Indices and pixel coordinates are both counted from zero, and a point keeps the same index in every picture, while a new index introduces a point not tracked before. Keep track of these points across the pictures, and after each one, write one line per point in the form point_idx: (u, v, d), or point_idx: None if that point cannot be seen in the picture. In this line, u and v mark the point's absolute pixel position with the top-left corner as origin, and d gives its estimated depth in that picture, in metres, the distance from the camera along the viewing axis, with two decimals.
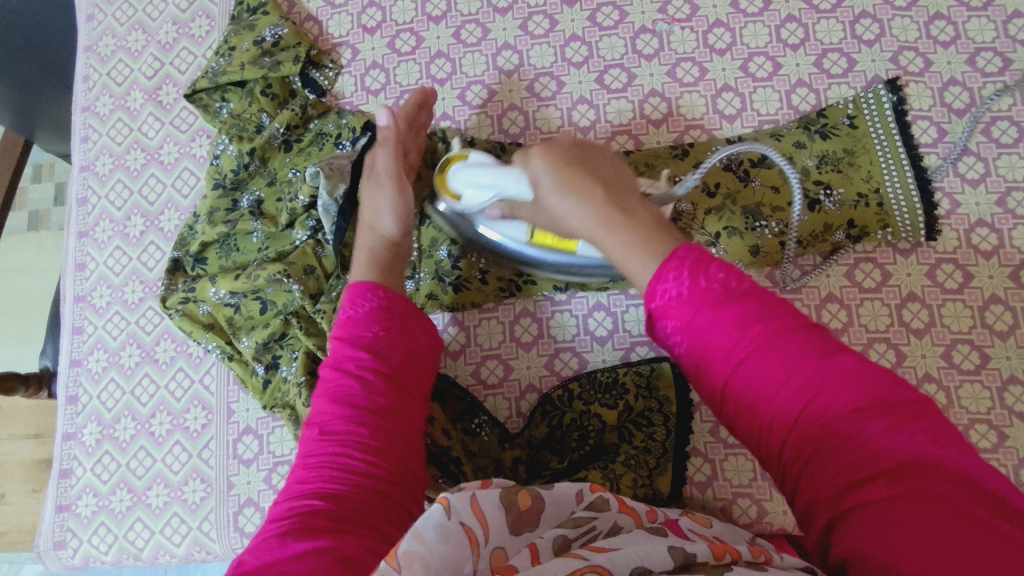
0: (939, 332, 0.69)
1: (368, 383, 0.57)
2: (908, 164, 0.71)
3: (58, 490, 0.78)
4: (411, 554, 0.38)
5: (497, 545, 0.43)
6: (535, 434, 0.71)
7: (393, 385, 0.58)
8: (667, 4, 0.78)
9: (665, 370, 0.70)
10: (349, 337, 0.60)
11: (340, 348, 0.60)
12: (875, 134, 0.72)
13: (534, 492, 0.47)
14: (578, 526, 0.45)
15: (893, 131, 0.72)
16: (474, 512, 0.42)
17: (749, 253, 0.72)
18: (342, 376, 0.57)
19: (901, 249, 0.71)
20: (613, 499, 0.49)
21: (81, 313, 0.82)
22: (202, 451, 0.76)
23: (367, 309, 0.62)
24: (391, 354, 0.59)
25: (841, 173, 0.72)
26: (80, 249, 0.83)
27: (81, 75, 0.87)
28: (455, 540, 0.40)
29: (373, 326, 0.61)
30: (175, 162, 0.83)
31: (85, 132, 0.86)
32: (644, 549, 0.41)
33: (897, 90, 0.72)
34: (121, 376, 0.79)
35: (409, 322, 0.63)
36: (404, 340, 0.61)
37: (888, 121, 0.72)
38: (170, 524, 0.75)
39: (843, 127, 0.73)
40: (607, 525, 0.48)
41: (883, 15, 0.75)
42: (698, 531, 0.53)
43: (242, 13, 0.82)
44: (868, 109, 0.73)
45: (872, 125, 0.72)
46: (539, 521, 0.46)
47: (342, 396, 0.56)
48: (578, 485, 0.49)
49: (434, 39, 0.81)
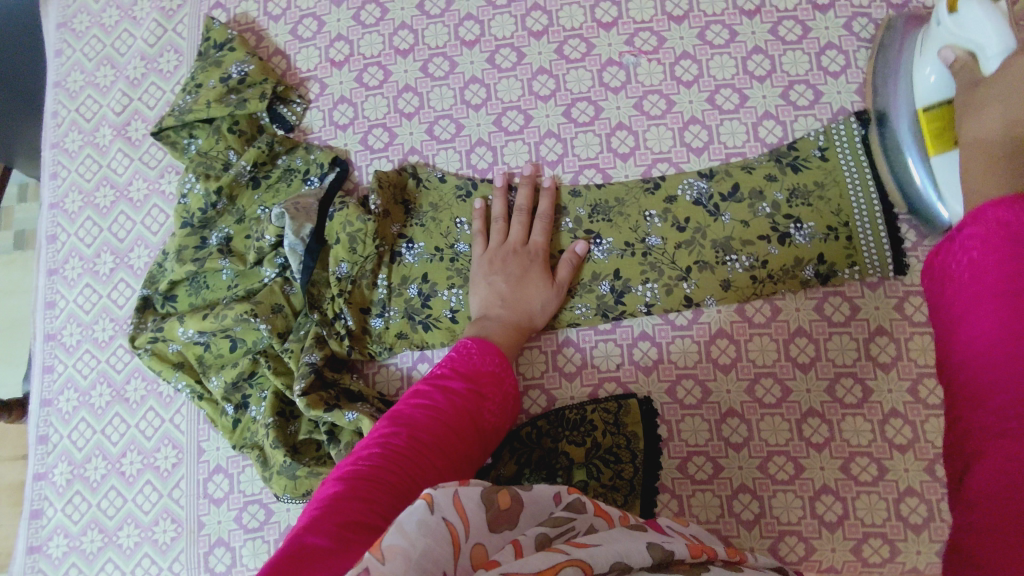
0: (905, 366, 0.69)
1: (456, 424, 0.58)
2: (875, 189, 0.71)
3: (30, 530, 0.78)
4: (394, 547, 0.39)
5: (479, 541, 0.43)
6: (503, 472, 0.70)
7: (474, 435, 0.60)
8: (634, 36, 0.78)
9: (633, 406, 0.70)
10: (460, 374, 0.62)
11: (455, 378, 0.61)
12: (846, 168, 0.72)
13: (514, 491, 0.46)
14: (556, 525, 0.45)
15: (865, 166, 0.72)
16: (456, 508, 0.43)
17: (721, 288, 0.72)
18: (441, 402, 0.59)
19: (868, 284, 0.71)
20: (591, 501, 0.49)
21: (52, 351, 0.82)
22: (173, 490, 0.76)
23: (493, 360, 0.64)
24: (488, 411, 0.61)
25: (810, 207, 0.72)
26: (50, 287, 0.83)
27: (50, 111, 0.87)
28: (436, 535, 0.41)
29: (491, 375, 0.63)
30: (144, 199, 0.83)
31: (55, 169, 0.86)
32: (625, 547, 0.41)
33: (868, 123, 0.72)
34: (91, 416, 0.79)
35: (511, 387, 0.65)
36: (499, 405, 0.63)
37: (860, 155, 0.72)
38: (141, 564, 0.75)
39: (814, 159, 0.73)
40: (585, 527, 0.47)
41: (848, 46, 0.75)
42: (678, 530, 0.52)
43: (209, 49, 0.82)
44: (839, 141, 0.73)
45: (844, 158, 0.72)
46: (519, 521, 0.46)
47: (431, 418, 0.57)
48: (556, 487, 0.49)
49: (401, 73, 0.81)
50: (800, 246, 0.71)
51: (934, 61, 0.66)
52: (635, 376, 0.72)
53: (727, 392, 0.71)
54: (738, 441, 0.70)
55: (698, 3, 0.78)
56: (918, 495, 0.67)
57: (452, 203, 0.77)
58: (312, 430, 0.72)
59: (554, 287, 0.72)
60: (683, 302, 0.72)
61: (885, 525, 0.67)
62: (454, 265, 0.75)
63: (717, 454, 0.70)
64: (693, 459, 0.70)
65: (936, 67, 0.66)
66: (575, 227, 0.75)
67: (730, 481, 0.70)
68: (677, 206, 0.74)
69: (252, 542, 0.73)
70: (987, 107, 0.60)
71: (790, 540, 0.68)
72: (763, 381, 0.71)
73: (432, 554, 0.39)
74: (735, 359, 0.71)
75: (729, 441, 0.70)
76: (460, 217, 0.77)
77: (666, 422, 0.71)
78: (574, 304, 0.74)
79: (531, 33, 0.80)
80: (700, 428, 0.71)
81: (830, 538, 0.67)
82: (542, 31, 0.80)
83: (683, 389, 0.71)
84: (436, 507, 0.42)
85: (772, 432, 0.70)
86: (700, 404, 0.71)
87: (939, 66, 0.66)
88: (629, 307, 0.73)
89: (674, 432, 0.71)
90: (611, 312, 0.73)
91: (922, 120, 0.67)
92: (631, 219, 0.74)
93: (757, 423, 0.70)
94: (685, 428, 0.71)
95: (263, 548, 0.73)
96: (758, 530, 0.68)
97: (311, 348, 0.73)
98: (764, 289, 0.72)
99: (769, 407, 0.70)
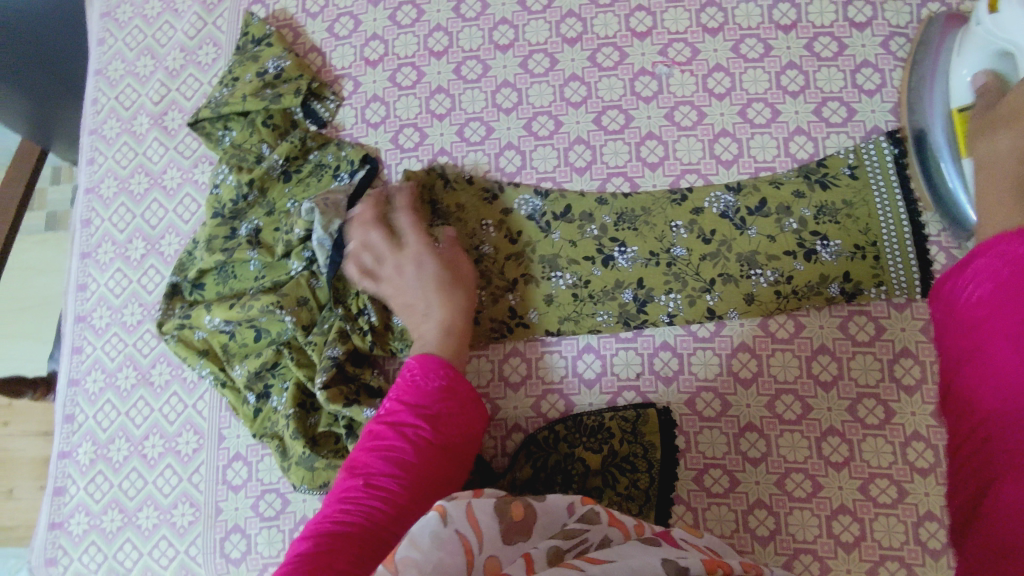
0: (930, 390, 0.68)
1: (420, 453, 0.57)
2: (904, 214, 0.71)
3: (53, 507, 0.80)
4: (407, 560, 0.42)
5: (494, 554, 0.45)
6: (519, 475, 0.71)
7: (446, 457, 0.58)
8: (668, 46, 0.78)
9: (651, 416, 0.71)
10: (414, 402, 0.60)
11: (403, 405, 0.60)
12: (877, 191, 0.72)
13: (526, 502, 0.48)
14: (568, 538, 0.46)
15: (894, 187, 0.72)
16: (469, 520, 0.45)
17: (744, 302, 0.72)
18: (397, 437, 0.57)
19: (894, 304, 0.70)
20: (604, 512, 0.50)
21: (81, 333, 0.84)
22: (192, 475, 0.77)
23: (438, 377, 0.62)
24: (449, 427, 0.60)
25: (837, 225, 0.72)
26: (82, 270, 0.85)
27: (90, 98, 0.89)
28: (449, 547, 0.43)
29: (441, 393, 0.61)
30: (177, 188, 0.84)
31: (92, 155, 0.88)
32: (636, 562, 0.41)
33: (899, 143, 0.72)
34: (117, 397, 0.81)
35: (469, 397, 0.63)
36: (466, 417, 0.61)
37: (889, 174, 0.72)
38: (159, 546, 0.76)
39: (844, 177, 0.73)
40: (598, 538, 0.48)
41: (884, 65, 0.75)
42: (692, 541, 0.52)
43: (247, 43, 0.84)
44: (869, 160, 0.73)
45: (873, 177, 0.72)
46: (532, 533, 0.47)
47: (392, 455, 0.56)
48: (570, 498, 0.49)
49: (435, 74, 0.82)
50: (825, 263, 0.71)
51: (971, 62, 0.66)
52: (655, 386, 0.72)
53: (747, 406, 0.71)
54: (756, 456, 0.70)
55: (734, 15, 0.78)
56: (937, 521, 0.66)
57: (480, 205, 0.78)
58: (332, 423, 0.73)
59: (465, 281, 0.72)
60: (706, 313, 0.72)
61: (903, 549, 0.66)
62: (478, 266, 0.77)
63: (734, 467, 0.70)
64: (710, 472, 0.70)
65: (974, 63, 0.66)
66: (601, 234, 0.75)
67: (747, 496, 0.69)
68: (704, 219, 0.74)
69: (268, 530, 0.75)
70: (999, 131, 0.60)
71: (805, 559, 0.67)
72: (784, 398, 0.70)
73: (443, 567, 0.42)
74: (756, 373, 0.71)
75: (747, 455, 0.70)
76: (486, 219, 0.78)
77: (684, 433, 0.71)
78: (597, 310, 0.74)
79: (564, 39, 0.80)
80: (718, 441, 0.71)
81: (845, 559, 0.67)
82: (576, 38, 0.80)
83: (703, 402, 0.71)
84: (449, 519, 0.44)
85: (791, 448, 0.69)
86: (719, 417, 0.71)
87: (976, 67, 0.66)
88: (651, 316, 0.73)
89: (691, 444, 0.71)
90: (633, 321, 0.74)
91: (957, 122, 0.67)
92: (657, 229, 0.74)
93: (776, 439, 0.70)
94: (702, 440, 0.71)
95: (279, 537, 0.74)
96: (772, 546, 0.68)
97: (333, 343, 0.74)
98: (787, 304, 0.71)
99: (789, 424, 0.70)
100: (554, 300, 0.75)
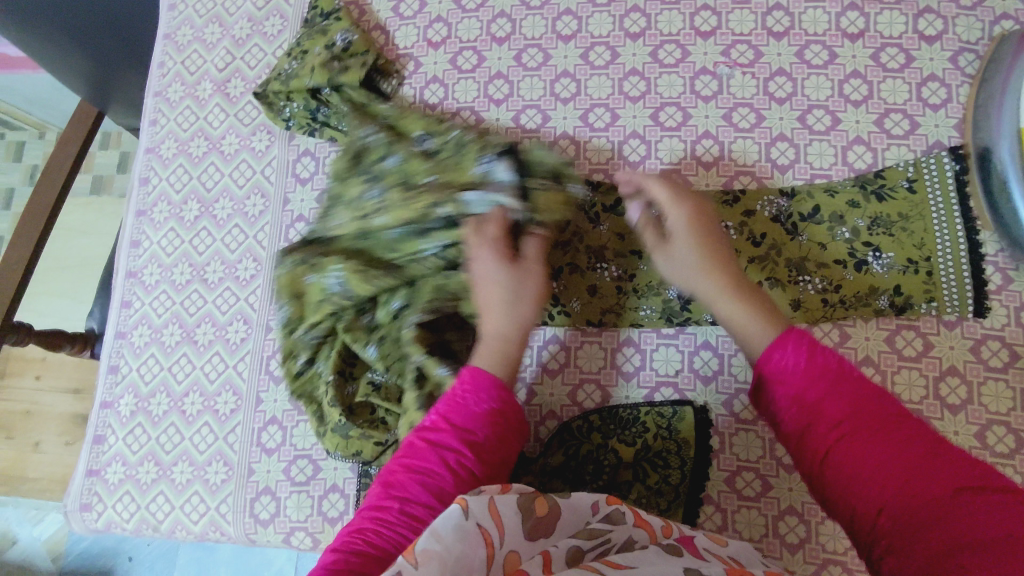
0: (974, 411, 0.67)
1: (456, 478, 0.56)
2: (962, 231, 0.70)
3: (91, 454, 0.82)
4: (429, 552, 0.42)
5: (513, 549, 0.46)
6: (551, 461, 0.71)
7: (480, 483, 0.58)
8: (731, 47, 0.78)
9: (688, 414, 0.70)
10: (454, 420, 0.59)
11: (444, 425, 0.59)
12: (934, 204, 0.71)
13: (550, 502, 0.50)
14: (591, 538, 0.48)
15: (953, 205, 0.71)
16: (489, 515, 0.46)
17: (790, 307, 0.71)
18: (434, 456, 0.57)
19: (945, 321, 0.69)
20: (629, 513, 0.52)
21: (131, 288, 0.86)
22: (228, 435, 0.79)
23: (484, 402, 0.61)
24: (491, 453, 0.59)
25: (892, 238, 0.71)
26: (137, 227, 0.87)
27: (156, 61, 0.91)
28: (471, 540, 0.44)
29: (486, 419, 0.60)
30: (234, 153, 0.86)
31: (155, 116, 0.90)
32: (660, 569, 0.43)
33: (962, 159, 0.71)
34: (161, 352, 0.83)
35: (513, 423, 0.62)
36: (504, 443, 0.60)
37: (949, 191, 0.71)
38: (190, 501, 0.78)
39: (901, 190, 0.72)
40: (622, 538, 0.50)
41: (951, 80, 0.74)
42: (715, 550, 0.53)
43: (316, 18, 0.85)
44: (929, 174, 0.72)
45: (932, 193, 0.72)
46: (554, 531, 0.49)
47: (428, 477, 0.56)
48: (594, 498, 0.53)
49: (496, 59, 0.82)
50: (875, 274, 0.71)
51: None
52: (693, 385, 0.72)
53: None
54: (791, 463, 0.69)
55: (801, 20, 0.77)
56: None
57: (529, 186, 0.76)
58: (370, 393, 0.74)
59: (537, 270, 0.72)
60: None
61: None
62: None
63: (767, 472, 0.69)
64: (742, 474, 0.70)
65: None
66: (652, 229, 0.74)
67: (778, 501, 0.69)
68: (757, 222, 0.74)
69: (298, 495, 0.76)
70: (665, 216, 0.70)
71: (833, 570, 0.67)
72: None
73: (466, 559, 0.43)
74: None
75: (782, 461, 0.70)
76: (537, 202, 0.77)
77: (718, 434, 0.71)
78: (642, 304, 0.75)
79: (627, 34, 0.80)
80: (753, 445, 0.70)
81: None
82: (639, 33, 0.80)
83: (740, 404, 0.71)
84: (471, 514, 0.45)
85: None
86: (757, 421, 0.71)
87: None
88: (694, 315, 0.73)
89: (725, 445, 0.71)
90: (676, 318, 0.74)
91: None
92: None
93: None
94: (737, 443, 0.71)
95: (308, 503, 0.75)
96: (801, 555, 0.68)
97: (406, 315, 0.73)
98: (833, 313, 0.71)
99: None
100: (597, 291, 0.76)
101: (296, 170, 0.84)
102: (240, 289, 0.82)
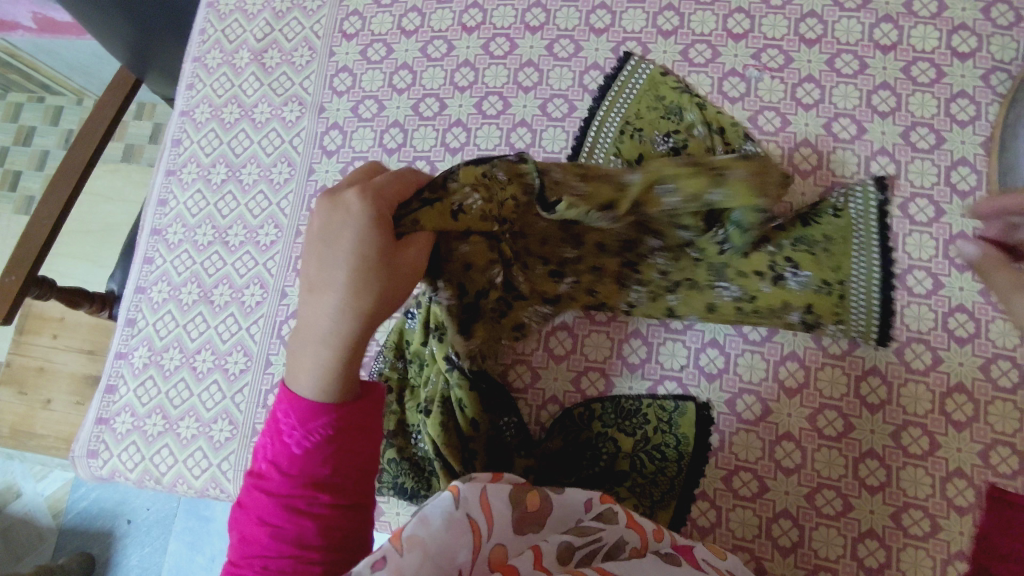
0: (980, 429, 0.67)
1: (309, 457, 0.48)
2: (878, 250, 0.71)
3: (102, 403, 0.83)
4: (415, 537, 0.42)
5: (500, 542, 0.46)
6: (550, 445, 0.72)
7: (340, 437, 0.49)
8: (762, 51, 0.79)
9: (689, 410, 0.71)
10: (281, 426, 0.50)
11: (275, 469, 0.49)
12: (855, 224, 0.71)
13: (543, 496, 0.50)
14: (581, 536, 0.48)
15: (872, 235, 0.71)
16: (481, 505, 0.46)
17: (705, 310, 0.71)
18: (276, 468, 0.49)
19: (957, 336, 0.69)
20: (622, 514, 0.52)
21: (154, 245, 0.88)
22: (236, 395, 0.80)
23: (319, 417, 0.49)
24: (347, 473, 0.49)
25: (811, 255, 0.69)
26: (165, 186, 0.89)
27: (198, 27, 0.93)
28: (461, 529, 0.44)
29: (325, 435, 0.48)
30: (265, 122, 0.88)
31: (192, 80, 0.92)
32: None
33: (884, 189, 0.72)
34: (177, 309, 0.84)
35: (364, 423, 0.51)
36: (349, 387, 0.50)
37: (871, 220, 0.72)
38: (193, 456, 0.79)
39: (828, 215, 0.70)
40: (613, 539, 0.50)
41: (981, 98, 0.74)
42: (713, 564, 0.52)
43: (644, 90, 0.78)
44: (856, 202, 0.71)
45: (856, 219, 0.71)
46: (544, 526, 0.49)
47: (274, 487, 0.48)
48: (587, 496, 0.53)
49: (527, 48, 0.84)
50: (791, 289, 0.70)
51: None
52: (697, 381, 0.72)
53: (788, 415, 0.70)
54: (789, 466, 0.69)
55: (834, 29, 0.78)
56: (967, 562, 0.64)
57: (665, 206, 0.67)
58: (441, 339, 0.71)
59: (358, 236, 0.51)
60: (663, 313, 0.72)
61: None
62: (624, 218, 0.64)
63: (765, 473, 0.69)
64: (740, 474, 0.70)
65: None
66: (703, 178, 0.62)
67: (774, 503, 0.69)
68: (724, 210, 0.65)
69: None
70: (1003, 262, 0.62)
71: None
72: (826, 413, 0.70)
73: (452, 549, 0.43)
74: (802, 385, 0.70)
75: (780, 464, 0.69)
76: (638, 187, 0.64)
77: (719, 431, 0.71)
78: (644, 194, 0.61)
79: (659, 31, 0.81)
80: (753, 445, 0.70)
81: None
82: (671, 31, 0.81)
83: (743, 404, 0.71)
84: (462, 503, 0.45)
85: (826, 464, 0.69)
86: (758, 422, 0.70)
87: None
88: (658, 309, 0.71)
89: (725, 444, 0.71)
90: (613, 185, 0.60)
91: None
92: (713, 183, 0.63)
93: (813, 453, 0.69)
94: (737, 442, 0.70)
95: None
96: (793, 558, 0.67)
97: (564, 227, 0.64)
98: (745, 320, 0.71)
99: (828, 439, 0.69)
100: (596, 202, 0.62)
101: (323, 142, 0.86)
102: (259, 253, 0.84)
